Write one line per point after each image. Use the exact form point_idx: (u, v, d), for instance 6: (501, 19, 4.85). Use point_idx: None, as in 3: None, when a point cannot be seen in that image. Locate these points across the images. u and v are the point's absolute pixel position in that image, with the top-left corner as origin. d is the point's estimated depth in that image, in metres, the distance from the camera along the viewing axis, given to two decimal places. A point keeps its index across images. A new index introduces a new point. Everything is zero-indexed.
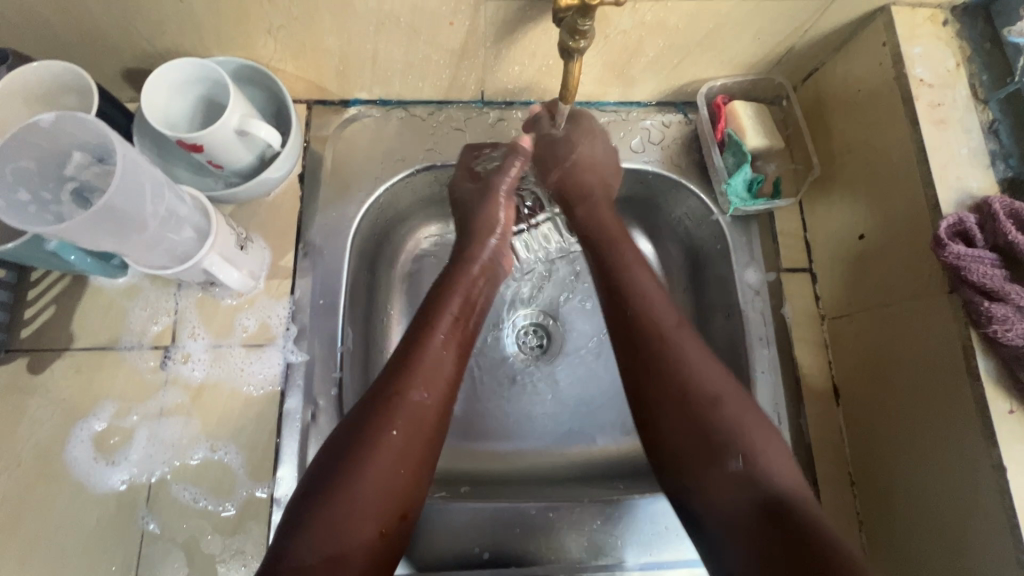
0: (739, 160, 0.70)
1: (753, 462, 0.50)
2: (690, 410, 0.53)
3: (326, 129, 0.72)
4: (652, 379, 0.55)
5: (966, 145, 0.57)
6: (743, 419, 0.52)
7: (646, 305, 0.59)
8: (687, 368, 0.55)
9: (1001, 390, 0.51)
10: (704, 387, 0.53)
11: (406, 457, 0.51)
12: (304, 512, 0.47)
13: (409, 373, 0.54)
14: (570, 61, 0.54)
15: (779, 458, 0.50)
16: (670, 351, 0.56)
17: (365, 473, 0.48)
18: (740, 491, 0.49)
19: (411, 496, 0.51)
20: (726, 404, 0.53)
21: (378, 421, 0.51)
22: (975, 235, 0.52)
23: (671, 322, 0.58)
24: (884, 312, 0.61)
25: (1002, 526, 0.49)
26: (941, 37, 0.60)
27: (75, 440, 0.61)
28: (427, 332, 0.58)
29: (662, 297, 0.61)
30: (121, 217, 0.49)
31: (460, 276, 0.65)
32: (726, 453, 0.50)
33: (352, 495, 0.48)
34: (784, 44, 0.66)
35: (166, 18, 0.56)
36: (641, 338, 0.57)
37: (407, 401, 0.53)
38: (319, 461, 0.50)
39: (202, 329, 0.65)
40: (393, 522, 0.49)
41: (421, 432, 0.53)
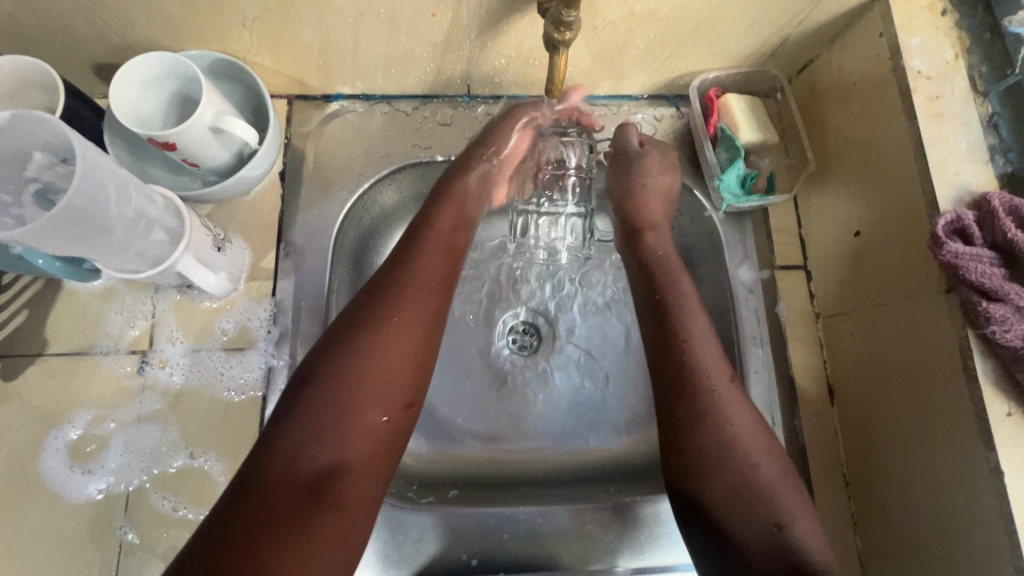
0: (733, 155, 0.68)
1: (788, 531, 0.48)
2: (728, 472, 0.50)
3: (308, 125, 0.70)
4: (694, 436, 0.52)
5: (964, 140, 0.55)
6: (782, 488, 0.50)
7: (694, 350, 0.55)
8: (730, 427, 0.52)
9: (999, 392, 0.50)
10: (745, 452, 0.51)
11: (409, 345, 0.50)
12: (304, 395, 0.46)
13: (409, 264, 0.54)
14: (556, 54, 0.52)
15: (813, 525, 0.49)
16: (715, 409, 0.52)
17: (366, 361, 0.48)
18: (772, 559, 0.47)
19: (414, 387, 0.50)
20: (763, 465, 0.51)
21: (379, 310, 0.50)
22: (974, 232, 0.51)
23: (722, 375, 0.54)
24: (880, 311, 0.60)
25: (999, 531, 0.48)
26: (940, 27, 0.58)
27: (50, 448, 0.59)
28: (426, 227, 0.57)
29: (712, 346, 0.56)
30: (83, 220, 0.47)
31: (461, 181, 0.62)
32: (764, 519, 0.49)
33: (353, 380, 0.47)
34: (779, 35, 0.64)
35: (134, 11, 0.54)
36: (686, 390, 0.53)
37: (406, 290, 0.52)
38: (315, 349, 0.49)
39: (180, 333, 0.63)
40: (398, 412, 0.49)
41: (422, 322, 0.51)
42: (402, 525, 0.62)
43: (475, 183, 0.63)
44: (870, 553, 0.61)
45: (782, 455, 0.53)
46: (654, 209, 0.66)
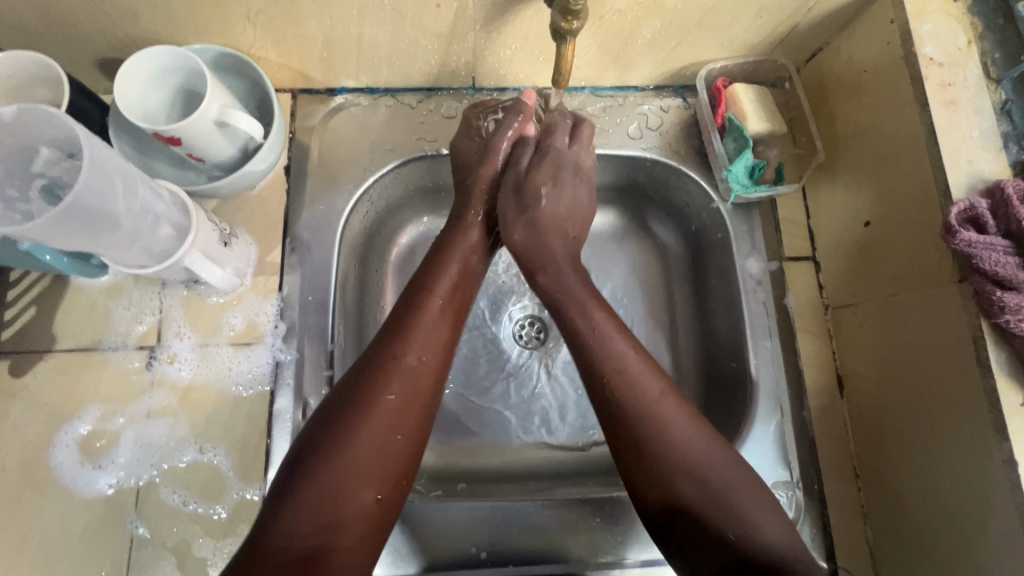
0: (740, 145, 0.67)
1: (748, 539, 0.48)
2: (679, 493, 0.49)
3: (313, 119, 0.70)
4: (636, 466, 0.51)
5: (977, 127, 0.54)
6: (734, 496, 0.49)
7: (620, 377, 0.53)
8: (671, 455, 0.50)
9: (1013, 381, 0.49)
10: (693, 466, 0.50)
11: (403, 421, 0.50)
12: (297, 475, 0.46)
13: (402, 337, 0.53)
14: (562, 43, 0.52)
15: (772, 526, 0.49)
16: (653, 436, 0.51)
17: (357, 440, 0.47)
18: (740, 570, 0.47)
19: (408, 464, 0.50)
20: (714, 481, 0.49)
21: (374, 385, 0.50)
22: (988, 221, 0.50)
23: (654, 393, 0.52)
24: (890, 301, 0.60)
25: (1012, 521, 0.48)
26: (952, 12, 0.57)
27: (60, 444, 0.59)
28: (426, 294, 0.56)
29: (641, 366, 0.54)
30: (90, 215, 0.47)
31: (458, 242, 0.62)
32: (721, 532, 0.48)
33: (346, 459, 0.47)
34: (788, 22, 0.63)
35: (138, 5, 0.53)
36: (620, 425, 0.52)
37: (402, 364, 0.51)
38: (310, 425, 0.49)
39: (188, 328, 0.63)
40: (389, 491, 0.48)
41: (417, 399, 0.51)
42: (410, 519, 0.61)
43: (478, 236, 0.63)
44: (881, 543, 0.61)
45: (733, 464, 0.51)
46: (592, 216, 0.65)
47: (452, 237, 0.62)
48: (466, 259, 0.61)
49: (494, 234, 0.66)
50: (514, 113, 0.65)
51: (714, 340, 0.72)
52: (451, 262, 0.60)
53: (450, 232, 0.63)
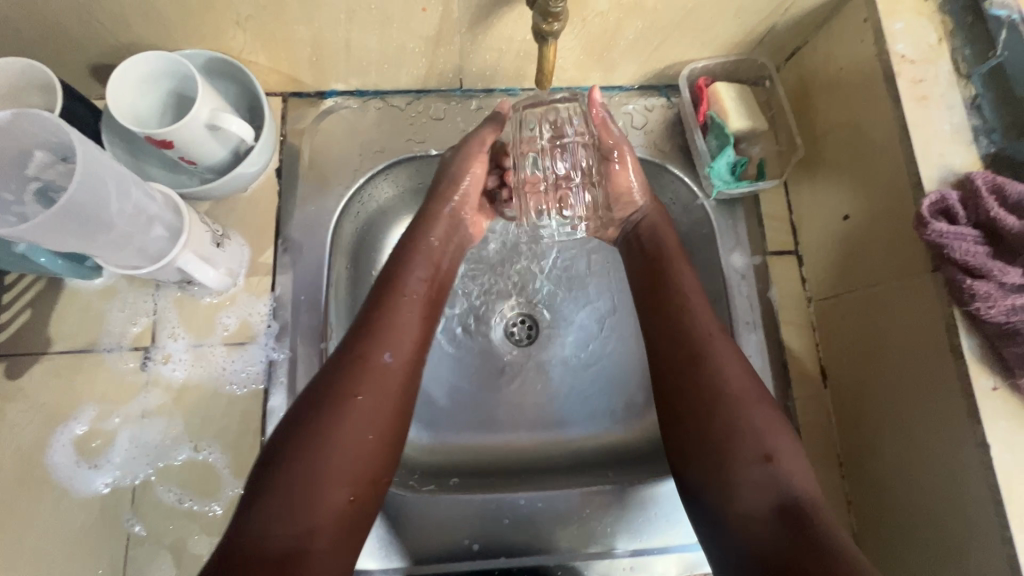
0: (722, 143, 0.69)
1: (778, 465, 0.50)
2: (721, 415, 0.52)
3: (303, 122, 0.71)
4: (687, 380, 0.55)
5: (948, 122, 0.56)
6: (770, 427, 0.52)
7: (687, 306, 0.59)
8: (723, 372, 0.54)
9: (984, 366, 0.51)
10: (738, 395, 0.53)
11: (374, 422, 0.51)
12: (267, 480, 0.46)
13: (367, 335, 0.54)
14: (544, 45, 0.53)
15: (801, 461, 0.51)
16: (708, 356, 0.55)
17: (331, 439, 0.48)
18: (762, 490, 0.49)
19: (381, 464, 0.51)
20: (755, 406, 0.53)
21: (344, 385, 0.51)
22: (958, 213, 0.52)
23: (715, 329, 0.58)
24: (867, 293, 0.61)
25: (987, 502, 0.49)
26: (924, 12, 0.59)
27: (57, 444, 0.60)
28: (391, 293, 0.58)
29: (704, 302, 0.60)
30: (85, 217, 0.48)
31: (421, 239, 0.64)
32: (753, 453, 0.50)
33: (319, 460, 0.47)
34: (767, 22, 0.65)
35: (129, 12, 0.55)
36: (682, 343, 0.57)
37: (371, 363, 0.53)
38: (279, 429, 0.50)
39: (182, 329, 0.64)
40: (363, 491, 0.49)
41: (389, 397, 0.52)
42: (403, 514, 0.62)
43: (444, 224, 0.66)
44: (866, 532, 0.62)
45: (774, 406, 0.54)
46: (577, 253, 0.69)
47: (422, 224, 0.66)
48: (432, 258, 0.63)
49: (459, 229, 0.68)
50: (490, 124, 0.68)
51: None
52: (415, 260, 0.62)
53: (413, 230, 0.65)
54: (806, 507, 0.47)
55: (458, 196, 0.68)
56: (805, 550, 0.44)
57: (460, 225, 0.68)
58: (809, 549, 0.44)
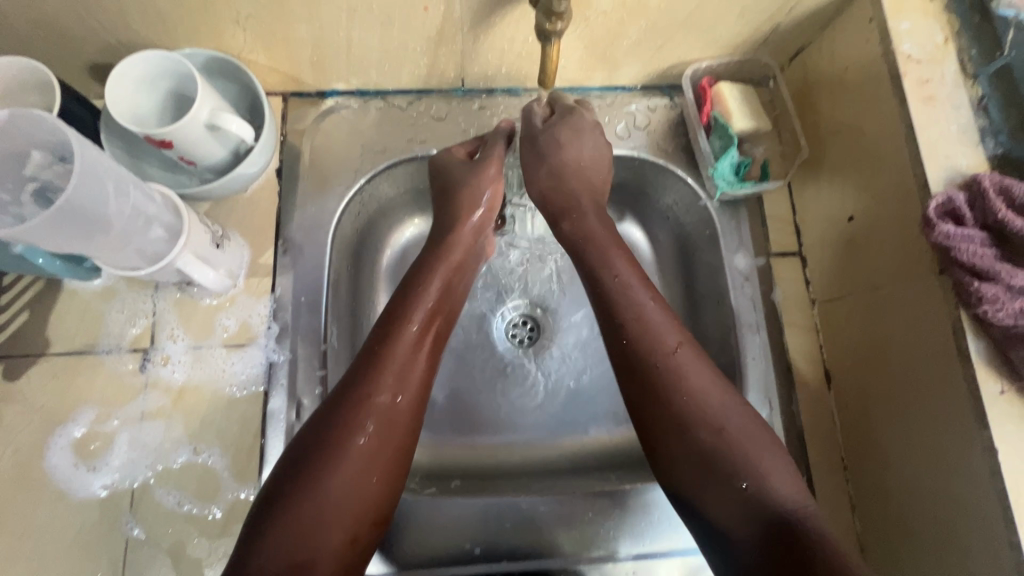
0: (726, 143, 0.69)
1: (758, 487, 0.49)
2: (694, 438, 0.51)
3: (303, 122, 0.71)
4: (656, 409, 0.53)
5: (955, 123, 0.55)
6: (745, 442, 0.50)
7: (641, 325, 0.56)
8: (686, 391, 0.53)
9: (991, 370, 0.50)
10: (709, 416, 0.52)
11: (378, 463, 0.51)
12: (267, 522, 0.46)
13: (373, 372, 0.53)
14: (547, 45, 0.53)
15: (783, 474, 0.49)
16: (669, 378, 0.53)
17: (331, 482, 0.48)
18: (747, 514, 0.48)
19: (384, 503, 0.51)
20: (728, 427, 0.51)
21: (347, 426, 0.50)
22: (965, 214, 0.51)
23: (672, 343, 0.55)
24: (873, 295, 0.61)
25: (994, 508, 0.49)
26: (930, 11, 0.58)
27: (55, 447, 0.59)
28: (400, 324, 0.57)
29: (659, 314, 0.57)
30: (83, 219, 0.48)
31: (438, 261, 0.63)
32: (732, 478, 0.49)
33: (319, 506, 0.47)
34: (771, 22, 0.64)
35: (128, 11, 0.54)
36: (639, 365, 0.55)
37: (376, 403, 0.52)
38: (280, 466, 0.49)
39: (181, 330, 0.64)
40: (362, 531, 0.49)
41: (393, 436, 0.52)
42: (406, 518, 0.62)
43: (464, 243, 0.65)
44: (869, 535, 0.62)
45: (741, 410, 0.53)
46: (591, 221, 0.64)
47: (442, 246, 0.64)
48: (447, 285, 0.62)
49: (482, 244, 0.67)
50: (500, 137, 0.67)
51: (704, 335, 0.72)
52: (429, 288, 0.60)
53: (431, 251, 0.64)
54: (796, 524, 0.46)
55: (478, 212, 0.66)
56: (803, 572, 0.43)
57: (483, 240, 0.67)
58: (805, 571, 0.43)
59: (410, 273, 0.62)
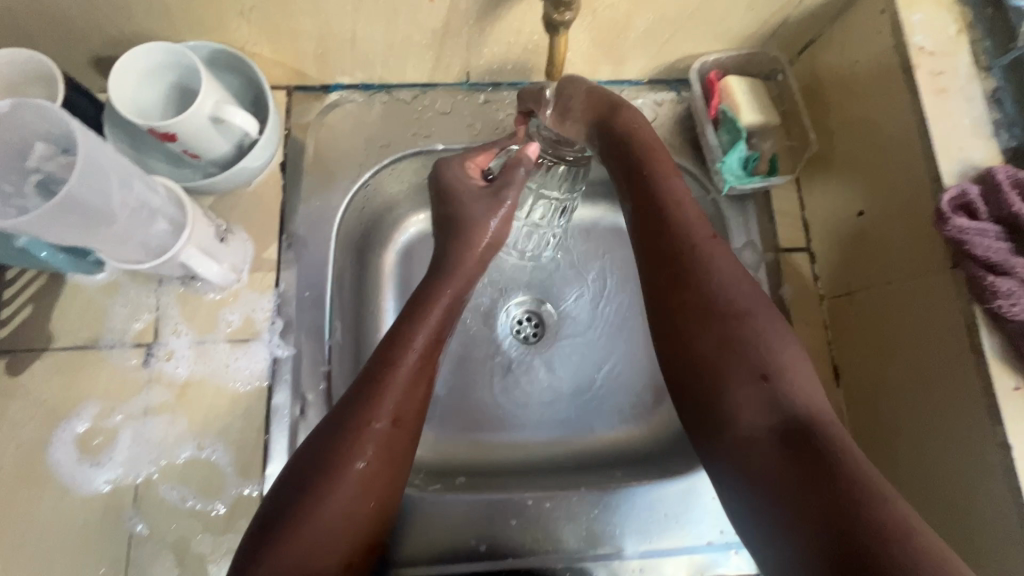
0: (734, 137, 0.68)
1: (777, 383, 0.49)
2: (713, 324, 0.52)
3: (307, 116, 0.70)
4: (680, 294, 0.54)
5: (968, 115, 0.55)
6: (769, 337, 0.51)
7: (677, 212, 0.57)
8: (715, 279, 0.54)
9: (1005, 365, 0.49)
10: (734, 307, 0.52)
11: (375, 488, 0.51)
12: (264, 546, 0.46)
13: (372, 400, 0.53)
14: (555, 35, 0.52)
15: (806, 381, 0.49)
16: (697, 265, 0.54)
17: (329, 508, 0.48)
18: (759, 407, 0.48)
19: (377, 525, 0.51)
20: (754, 319, 0.52)
21: (346, 452, 0.50)
22: (979, 208, 0.51)
23: (705, 235, 0.56)
24: (884, 291, 0.60)
25: (1008, 506, 0.48)
26: (942, 3, 0.57)
27: (58, 442, 0.59)
28: (401, 349, 0.56)
29: (695, 207, 0.58)
30: (87, 210, 0.47)
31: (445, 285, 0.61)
32: (751, 372, 0.49)
33: (316, 531, 0.47)
34: (781, 14, 0.63)
35: (131, 2, 0.54)
36: (669, 248, 0.56)
37: (375, 430, 0.51)
38: (277, 489, 0.49)
39: (185, 325, 0.63)
40: (357, 553, 0.50)
41: (390, 461, 0.52)
42: (410, 515, 0.62)
43: (468, 273, 0.63)
44: None
45: (774, 316, 0.53)
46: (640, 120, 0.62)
47: (447, 271, 0.62)
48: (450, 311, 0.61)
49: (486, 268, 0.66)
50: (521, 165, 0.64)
51: None
52: (432, 314, 0.59)
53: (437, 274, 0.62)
54: (809, 426, 0.46)
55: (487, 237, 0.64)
56: (811, 475, 0.44)
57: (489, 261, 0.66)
58: (815, 475, 0.43)
59: (416, 291, 0.61)
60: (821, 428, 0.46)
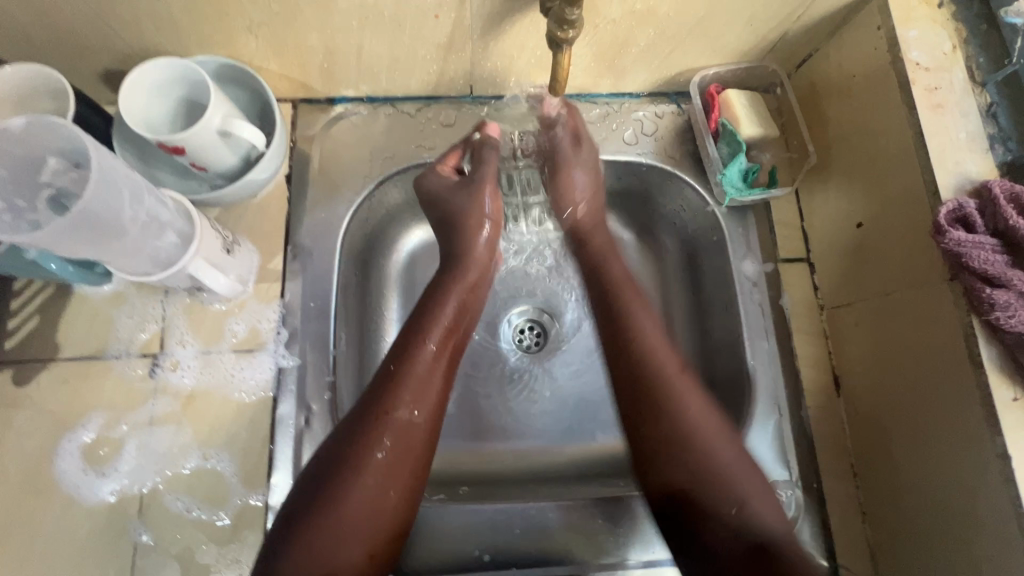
0: (734, 150, 0.69)
1: (745, 511, 0.51)
2: (684, 486, 0.53)
3: (313, 128, 0.71)
4: (653, 432, 0.55)
5: (964, 130, 0.55)
6: (734, 463, 0.53)
7: (647, 346, 0.59)
8: (680, 410, 0.55)
9: (1004, 376, 0.50)
10: (702, 430, 0.54)
11: (396, 478, 0.51)
12: (288, 535, 0.47)
13: (391, 389, 0.53)
14: (558, 52, 0.53)
15: (767, 502, 0.52)
16: (666, 397, 0.56)
17: (349, 497, 0.49)
18: (733, 536, 0.51)
19: (401, 516, 0.51)
20: (718, 446, 0.53)
21: (366, 441, 0.51)
22: (976, 221, 0.51)
23: (675, 367, 0.58)
24: (883, 301, 0.61)
25: (1008, 517, 0.48)
26: (937, 20, 0.59)
27: (63, 452, 0.59)
28: (416, 342, 0.57)
29: (662, 342, 0.60)
30: (98, 225, 0.48)
31: (453, 283, 0.63)
32: (721, 501, 0.51)
33: (337, 521, 0.48)
34: (779, 29, 0.65)
35: (142, 18, 0.55)
36: (640, 384, 0.57)
37: (394, 419, 0.52)
38: (303, 481, 0.51)
39: (191, 335, 0.64)
40: (381, 545, 0.50)
41: (410, 451, 0.52)
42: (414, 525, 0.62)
43: (482, 262, 0.65)
44: (880, 542, 0.62)
45: (737, 443, 0.55)
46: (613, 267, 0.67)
47: (455, 264, 0.64)
48: (461, 304, 0.62)
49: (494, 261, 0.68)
50: (489, 146, 0.67)
51: (712, 341, 0.72)
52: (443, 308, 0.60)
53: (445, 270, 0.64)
54: (777, 552, 0.49)
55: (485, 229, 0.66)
56: None
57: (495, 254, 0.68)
58: None
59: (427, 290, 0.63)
60: (789, 556, 0.49)
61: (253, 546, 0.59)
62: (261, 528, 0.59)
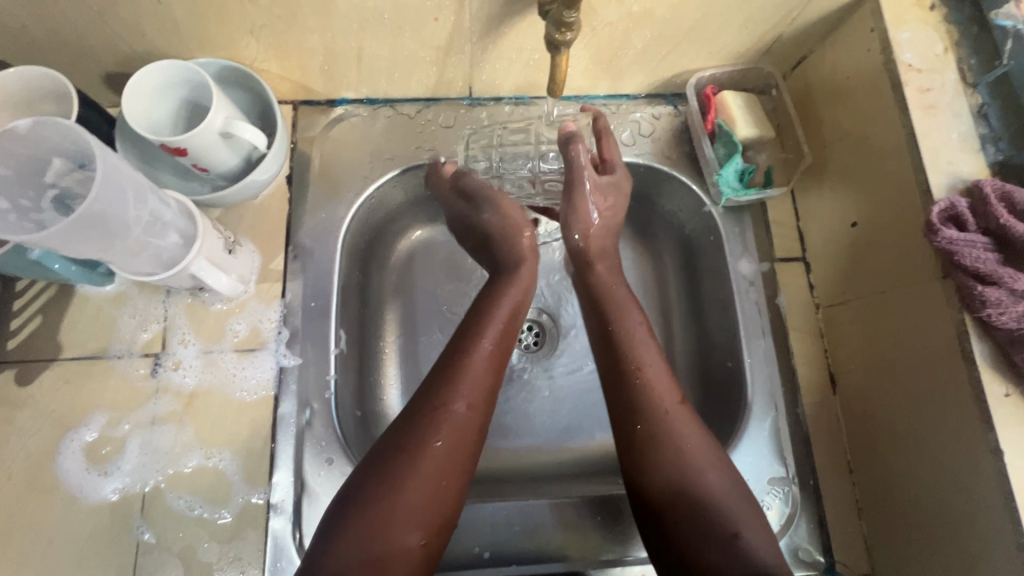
0: (730, 150, 0.70)
1: (736, 540, 0.49)
2: (674, 510, 0.51)
3: (314, 129, 0.72)
4: (651, 452, 0.53)
5: (955, 130, 0.56)
6: (725, 490, 0.51)
7: (646, 376, 0.57)
8: (678, 439, 0.53)
9: (995, 372, 0.51)
10: (693, 452, 0.53)
11: (450, 468, 0.50)
12: (342, 519, 0.47)
13: (450, 381, 0.54)
14: (556, 54, 0.53)
15: (758, 530, 0.50)
16: (661, 428, 0.54)
17: (407, 484, 0.48)
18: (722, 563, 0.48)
19: (451, 511, 0.50)
20: (708, 470, 0.52)
21: (424, 431, 0.51)
22: (967, 219, 0.52)
23: (671, 397, 0.56)
24: (877, 298, 0.62)
25: (1000, 511, 0.49)
26: (929, 22, 0.60)
27: (66, 451, 0.60)
28: (473, 340, 0.57)
29: (663, 375, 0.58)
30: (103, 225, 0.49)
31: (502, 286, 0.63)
32: (714, 524, 0.49)
33: (393, 505, 0.47)
34: (774, 31, 0.65)
35: (144, 21, 0.55)
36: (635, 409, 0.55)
37: (451, 411, 0.52)
38: (359, 471, 0.50)
39: (192, 335, 0.64)
40: (434, 534, 0.48)
41: (465, 441, 0.52)
42: None
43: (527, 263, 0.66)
44: (876, 538, 0.62)
45: (721, 459, 0.54)
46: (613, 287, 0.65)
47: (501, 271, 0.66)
48: (513, 301, 0.62)
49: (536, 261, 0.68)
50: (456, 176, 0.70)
51: (709, 339, 0.73)
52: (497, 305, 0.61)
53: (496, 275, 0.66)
54: None
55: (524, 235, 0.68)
56: None
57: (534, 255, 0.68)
58: None
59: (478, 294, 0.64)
60: None
61: (255, 544, 0.59)
62: (263, 526, 0.59)
